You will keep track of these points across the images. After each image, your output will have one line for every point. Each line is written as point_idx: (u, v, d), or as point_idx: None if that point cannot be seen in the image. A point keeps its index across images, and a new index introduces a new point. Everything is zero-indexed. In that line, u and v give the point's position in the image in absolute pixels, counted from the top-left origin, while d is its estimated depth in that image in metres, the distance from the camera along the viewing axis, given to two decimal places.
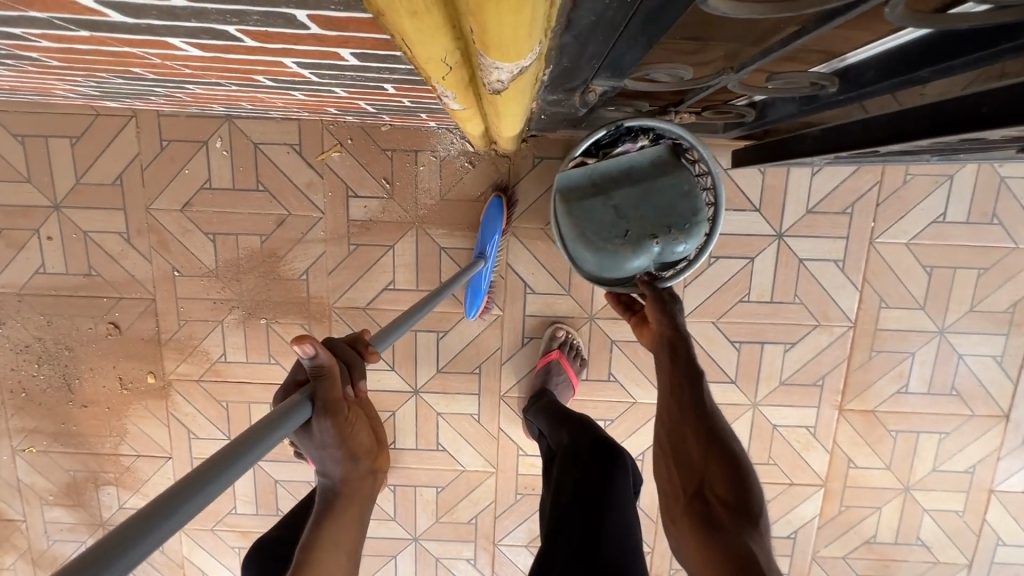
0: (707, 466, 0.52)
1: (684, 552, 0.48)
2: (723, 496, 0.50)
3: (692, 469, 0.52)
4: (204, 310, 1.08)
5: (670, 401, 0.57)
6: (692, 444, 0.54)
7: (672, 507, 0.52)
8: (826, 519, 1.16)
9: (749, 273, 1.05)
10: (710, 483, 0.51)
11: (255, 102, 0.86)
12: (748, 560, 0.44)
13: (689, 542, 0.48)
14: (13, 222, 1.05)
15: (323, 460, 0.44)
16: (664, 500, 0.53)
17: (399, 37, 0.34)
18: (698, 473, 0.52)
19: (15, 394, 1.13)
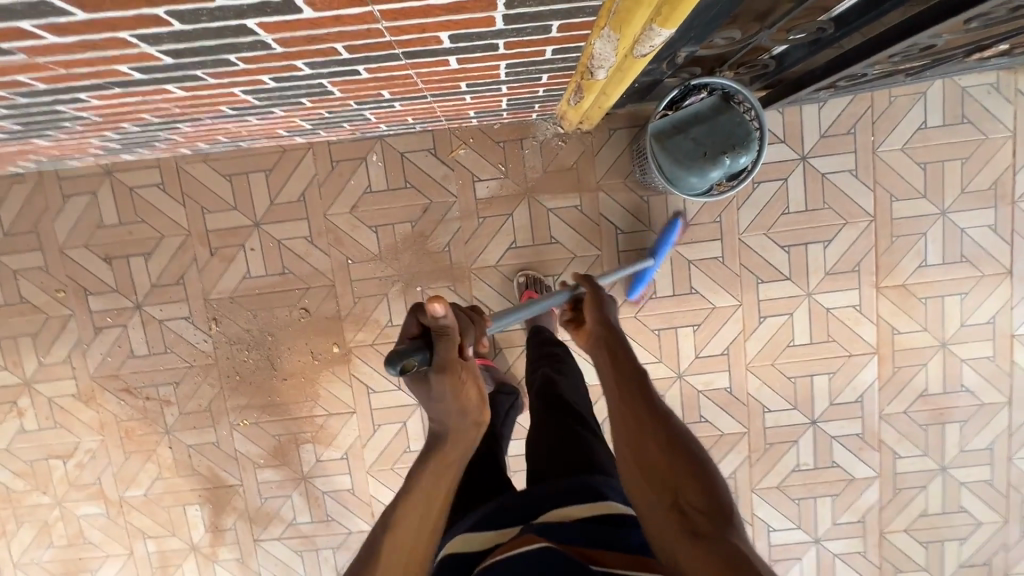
0: (675, 479, 0.63)
1: (673, 553, 0.57)
2: (696, 502, 0.60)
3: (662, 472, 0.64)
4: (373, 287, 1.40)
5: (631, 420, 0.70)
6: (659, 460, 0.65)
7: (658, 515, 0.61)
8: (885, 381, 1.43)
9: (786, 191, 1.36)
10: (684, 495, 0.61)
11: (417, 116, 1.20)
12: (728, 551, 0.55)
13: (677, 545, 0.57)
14: (225, 242, 1.39)
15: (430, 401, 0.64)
16: (647, 513, 0.62)
17: (614, 10, 0.67)
18: (673, 484, 0.62)
19: (231, 378, 1.44)
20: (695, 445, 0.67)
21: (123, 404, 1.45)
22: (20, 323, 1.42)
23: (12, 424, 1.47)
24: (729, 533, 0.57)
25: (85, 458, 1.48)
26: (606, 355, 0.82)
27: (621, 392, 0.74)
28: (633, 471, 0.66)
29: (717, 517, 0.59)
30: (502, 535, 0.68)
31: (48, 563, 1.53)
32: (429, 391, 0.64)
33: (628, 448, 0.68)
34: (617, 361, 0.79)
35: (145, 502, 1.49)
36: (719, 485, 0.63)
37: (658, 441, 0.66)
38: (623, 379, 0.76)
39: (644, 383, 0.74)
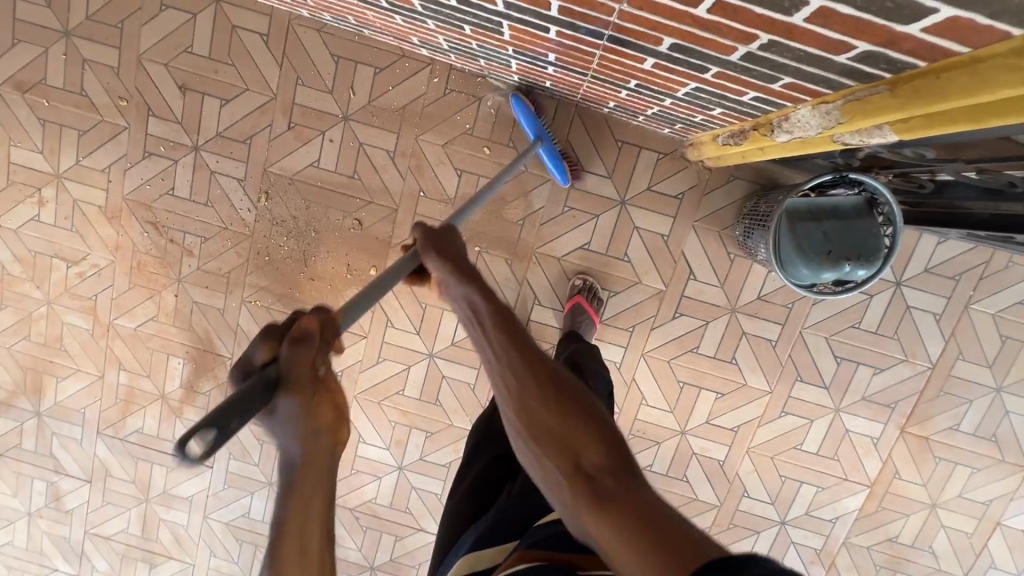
0: (571, 443, 0.57)
1: (592, 532, 0.51)
2: (598, 463, 0.55)
3: (557, 437, 0.58)
4: (433, 228, 1.35)
5: (519, 389, 0.62)
6: (552, 426, 0.59)
7: (563, 495, 0.55)
8: (863, 514, 1.45)
9: (865, 306, 1.33)
10: (584, 455, 0.56)
11: (556, 82, 1.11)
12: (651, 518, 0.49)
13: (597, 521, 0.51)
14: (308, 121, 1.31)
15: (289, 434, 0.49)
16: (556, 492, 0.56)
17: (862, 94, 0.59)
18: (575, 450, 0.57)
19: (260, 256, 1.39)
20: (583, 394, 0.61)
21: (145, 235, 1.40)
22: (72, 114, 1.34)
23: (29, 210, 1.41)
24: (635, 487, 0.53)
25: (90, 272, 1.44)
26: (476, 326, 0.68)
27: (499, 354, 0.65)
28: (529, 442, 0.60)
29: (618, 470, 0.55)
30: (501, 552, 0.71)
31: (18, 353, 1.51)
32: (273, 416, 0.49)
33: (522, 420, 0.61)
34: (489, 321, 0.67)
35: (132, 336, 1.47)
36: (607, 426, 0.59)
37: (541, 401, 0.60)
38: (505, 340, 0.65)
39: (527, 340, 0.65)
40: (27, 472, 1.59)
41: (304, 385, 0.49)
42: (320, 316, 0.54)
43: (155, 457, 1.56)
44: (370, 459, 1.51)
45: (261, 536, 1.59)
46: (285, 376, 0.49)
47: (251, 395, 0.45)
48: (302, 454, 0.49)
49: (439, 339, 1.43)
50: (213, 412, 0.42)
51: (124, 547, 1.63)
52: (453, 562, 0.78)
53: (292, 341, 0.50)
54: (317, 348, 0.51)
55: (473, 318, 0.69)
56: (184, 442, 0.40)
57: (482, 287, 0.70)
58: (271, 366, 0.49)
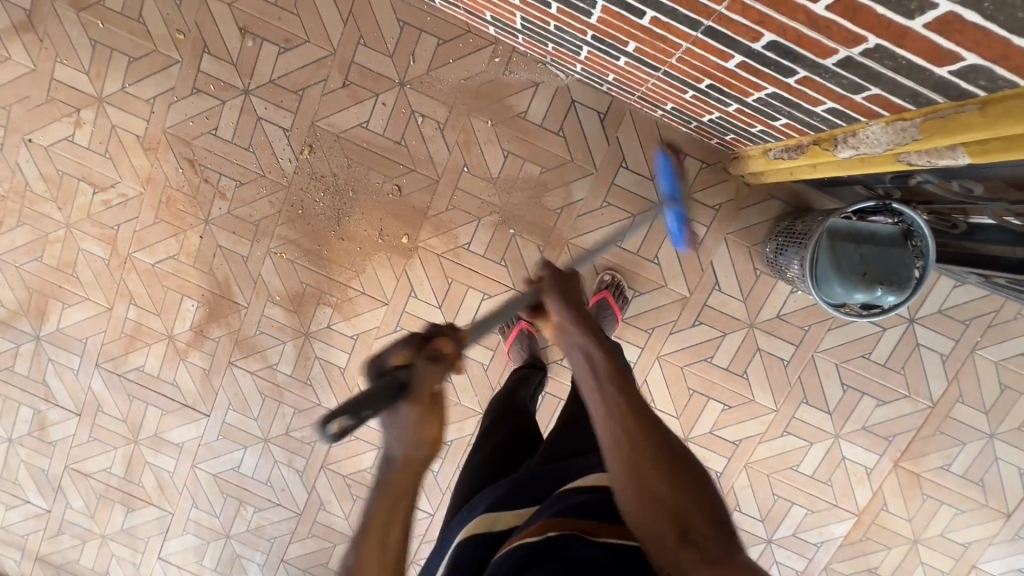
0: (676, 502, 0.55)
1: None
2: (705, 530, 0.53)
3: (665, 499, 0.55)
4: (471, 205, 1.35)
5: (628, 439, 0.60)
6: (659, 483, 0.56)
7: (663, 554, 0.52)
8: (847, 542, 1.48)
9: (877, 338, 1.37)
10: (689, 518, 0.54)
11: (618, 77, 1.13)
12: None
13: None
14: (364, 82, 1.31)
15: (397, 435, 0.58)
16: (651, 549, 0.53)
17: (947, 113, 0.62)
18: (683, 513, 0.54)
19: (293, 208, 1.38)
20: (692, 460, 0.60)
21: (180, 171, 1.38)
22: (125, 41, 1.33)
23: (64, 129, 1.38)
24: (737, 554, 0.52)
25: (116, 200, 1.41)
26: (587, 372, 0.67)
27: (612, 410, 0.62)
28: (629, 492, 0.57)
29: (724, 538, 0.53)
30: (519, 517, 0.69)
31: (26, 273, 1.47)
32: (391, 416, 0.59)
33: (624, 465, 0.59)
34: (604, 370, 0.66)
35: (149, 271, 1.45)
36: (712, 495, 0.57)
37: (653, 459, 0.58)
38: (616, 390, 0.64)
39: (638, 398, 0.64)
40: (16, 397, 1.55)
41: (420, 402, 0.59)
42: (447, 334, 0.64)
43: (151, 398, 1.52)
44: (371, 428, 1.50)
45: (248, 492, 1.56)
46: (411, 384, 0.59)
47: (380, 394, 0.57)
48: (403, 454, 0.58)
49: (459, 316, 1.41)
50: (351, 402, 0.56)
51: (104, 487, 1.59)
52: (467, 518, 0.76)
53: (428, 358, 0.62)
54: (445, 365, 0.62)
55: (589, 368, 0.67)
56: (326, 424, 0.54)
57: (600, 342, 0.69)
58: (400, 373, 0.60)
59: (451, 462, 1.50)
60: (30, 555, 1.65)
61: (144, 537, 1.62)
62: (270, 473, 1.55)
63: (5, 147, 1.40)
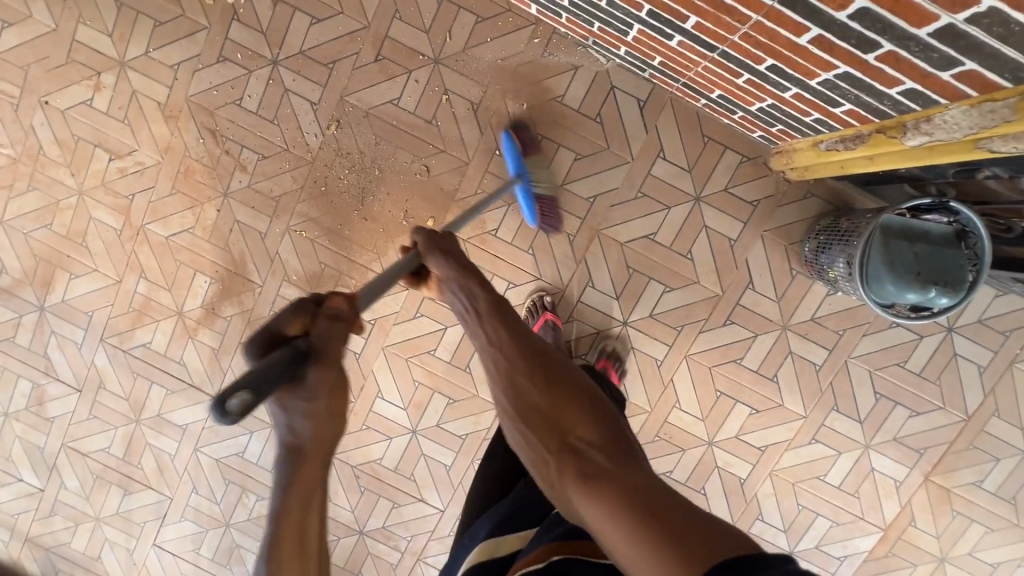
0: (557, 417, 0.61)
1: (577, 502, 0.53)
2: (583, 435, 0.59)
3: (544, 416, 0.62)
4: (501, 190, 1.31)
5: (518, 377, 0.67)
6: (539, 404, 0.63)
7: (548, 465, 0.58)
8: (872, 557, 1.43)
9: (914, 346, 1.32)
10: (572, 432, 0.59)
11: (664, 62, 1.10)
12: (634, 481, 0.51)
13: (577, 484, 0.53)
14: (397, 58, 1.27)
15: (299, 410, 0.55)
16: (543, 468, 0.59)
17: None
18: (561, 425, 0.60)
19: (316, 185, 1.34)
20: (575, 380, 0.66)
21: (201, 142, 1.34)
22: (152, 4, 1.29)
23: (82, 93, 1.33)
24: (621, 457, 0.56)
25: (132, 169, 1.36)
26: (478, 324, 0.75)
27: (501, 351, 0.70)
28: (517, 420, 0.64)
29: (604, 441, 0.58)
30: (523, 539, 0.65)
31: (33, 241, 1.41)
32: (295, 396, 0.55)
33: (507, 396, 0.66)
34: (488, 311, 0.75)
35: (162, 244, 1.39)
36: (603, 411, 0.62)
37: (539, 390, 0.65)
38: (501, 326, 0.73)
39: (525, 336, 0.71)
40: (14, 369, 1.49)
41: (326, 367, 0.57)
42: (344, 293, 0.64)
43: (156, 377, 1.47)
44: (383, 417, 1.44)
45: (251, 479, 1.50)
46: (313, 349, 0.57)
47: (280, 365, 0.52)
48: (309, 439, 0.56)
49: None
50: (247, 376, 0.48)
51: (100, 467, 1.53)
52: (467, 550, 0.70)
53: (328, 318, 0.61)
54: (346, 325, 0.62)
55: (472, 311, 0.77)
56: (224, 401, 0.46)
57: (483, 284, 0.78)
58: (299, 342, 0.56)
59: (464, 457, 1.45)
60: (19, 536, 1.58)
61: (140, 522, 1.55)
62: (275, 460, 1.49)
63: (20, 108, 1.35)
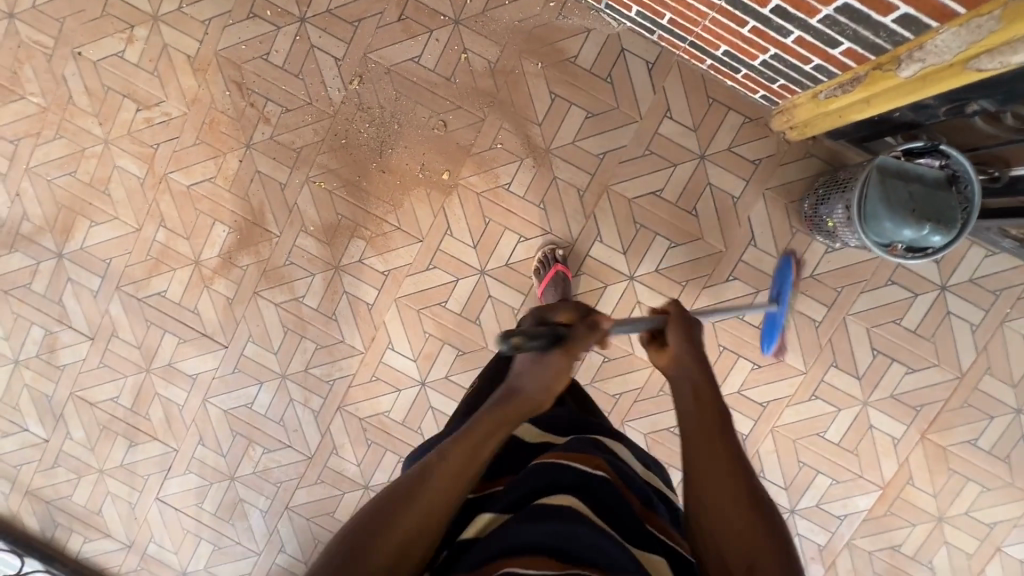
0: (750, 543, 0.55)
1: None
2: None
3: (731, 537, 0.56)
4: (515, 145, 1.37)
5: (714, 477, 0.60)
6: (737, 523, 0.57)
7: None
8: (871, 516, 1.45)
9: (909, 304, 1.37)
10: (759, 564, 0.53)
11: (673, 19, 1.17)
12: None
13: None
14: (419, 18, 1.34)
15: None
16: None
17: None
18: (751, 555, 0.54)
19: (337, 138, 1.39)
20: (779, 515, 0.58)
21: (227, 94, 1.39)
22: None
23: (115, 45, 1.39)
24: None
25: (158, 119, 1.41)
26: (686, 392, 0.69)
27: (704, 433, 0.64)
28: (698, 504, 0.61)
29: None
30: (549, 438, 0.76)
31: (56, 188, 1.45)
32: None
33: (708, 504, 0.60)
34: (707, 393, 0.68)
35: (183, 193, 1.43)
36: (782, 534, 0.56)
37: (733, 502, 0.58)
38: (716, 424, 0.65)
39: (735, 441, 0.64)
40: (28, 316, 1.51)
41: None
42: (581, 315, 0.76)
43: (169, 326, 1.49)
44: (393, 369, 1.46)
45: (259, 432, 1.51)
46: None
47: None
48: None
49: (494, 257, 1.40)
50: None
51: (107, 418, 1.53)
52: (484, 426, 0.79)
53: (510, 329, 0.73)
54: None
55: (691, 393, 0.69)
56: None
57: (710, 376, 0.71)
58: None
59: None
60: (21, 488, 1.57)
61: (144, 474, 1.55)
62: (284, 412, 1.50)
63: (52, 58, 1.40)
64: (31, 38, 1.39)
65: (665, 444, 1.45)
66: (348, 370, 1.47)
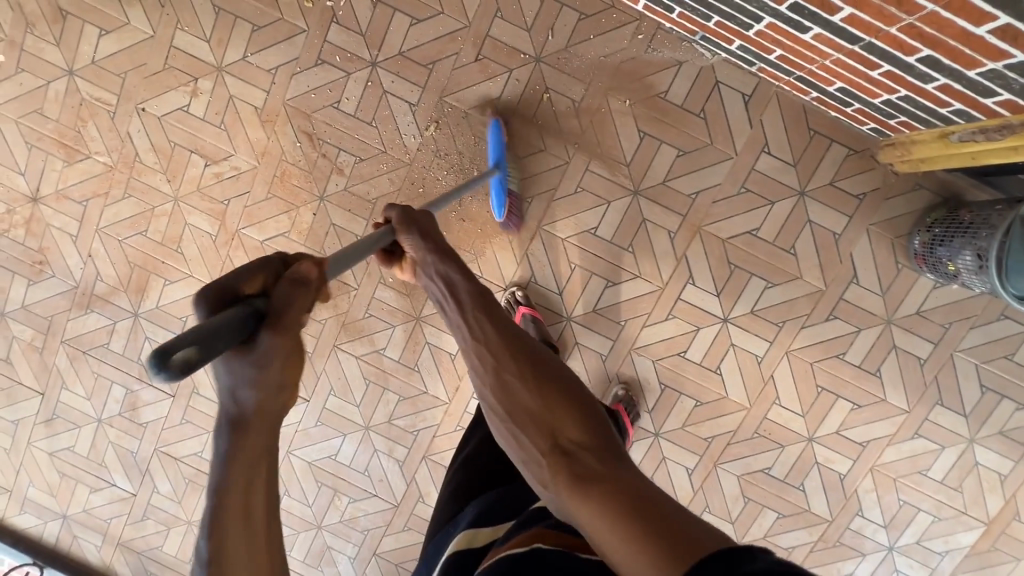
0: (547, 417, 0.60)
1: (582, 516, 0.51)
2: (573, 439, 0.58)
3: (537, 418, 0.61)
4: (602, 189, 1.30)
5: (498, 360, 0.67)
6: (528, 403, 0.62)
7: (541, 471, 0.58)
8: (974, 552, 1.40)
9: (1022, 339, 1.31)
10: (561, 431, 0.59)
11: (784, 56, 1.08)
12: (637, 490, 0.50)
13: (576, 502, 0.52)
14: (498, 57, 1.26)
15: None
16: (534, 466, 0.59)
17: None
18: (551, 425, 0.59)
19: (414, 187, 1.33)
20: (570, 378, 0.64)
21: (298, 145, 1.34)
22: (251, 8, 1.29)
23: (179, 99, 1.33)
24: (613, 463, 0.55)
25: (228, 173, 1.36)
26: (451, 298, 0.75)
27: (474, 331, 0.70)
28: (506, 420, 0.64)
29: (599, 449, 0.56)
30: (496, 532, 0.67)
31: (128, 247, 1.42)
32: None
33: (499, 394, 0.66)
34: (464, 294, 0.73)
35: (257, 248, 1.39)
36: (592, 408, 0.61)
37: (523, 384, 0.64)
38: (482, 315, 0.71)
39: (503, 319, 0.71)
40: (107, 375, 1.50)
41: None
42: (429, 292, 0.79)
43: None
44: None
45: (344, 482, 1.51)
46: None
47: None
48: None
49: (580, 303, 1.35)
50: None
51: (192, 472, 1.54)
52: (450, 538, 0.73)
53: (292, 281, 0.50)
54: None
55: (451, 294, 0.75)
56: None
57: (460, 269, 0.76)
58: None
59: None
60: (110, 540, 1.59)
61: None
62: (368, 462, 1.49)
63: (116, 115, 1.35)
64: (93, 95, 1.34)
65: (758, 486, 1.42)
66: (432, 421, 1.45)
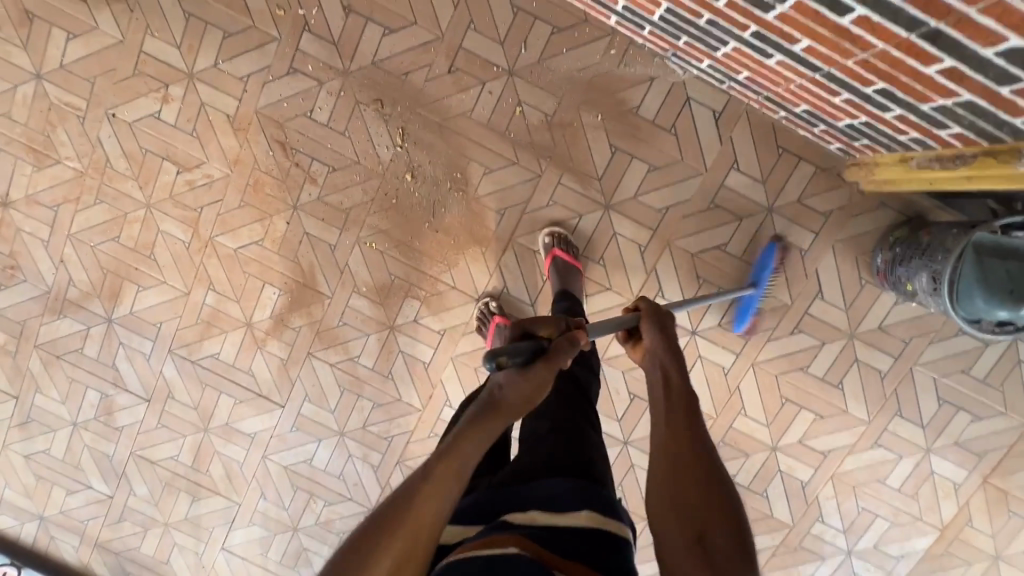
0: (707, 517, 0.58)
1: None
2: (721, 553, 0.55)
3: (688, 510, 0.59)
4: (573, 202, 1.31)
5: (677, 454, 0.63)
6: (691, 495, 0.60)
7: (680, 559, 0.55)
8: (928, 557, 1.45)
9: (978, 353, 1.35)
10: (710, 536, 0.56)
11: (751, 77, 1.09)
12: None
13: None
14: (471, 69, 1.26)
15: None
16: (671, 553, 0.57)
17: None
18: (702, 527, 0.57)
19: (387, 198, 1.34)
20: (728, 483, 0.62)
21: (271, 154, 1.33)
22: (222, 14, 1.27)
23: (150, 105, 1.32)
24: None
25: (201, 181, 1.36)
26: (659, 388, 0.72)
27: (673, 430, 0.66)
28: (668, 479, 0.62)
29: (744, 563, 0.55)
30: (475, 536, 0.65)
31: (101, 253, 1.41)
32: None
33: (661, 475, 0.63)
34: (677, 391, 0.71)
35: (230, 256, 1.39)
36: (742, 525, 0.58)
37: (693, 475, 0.61)
38: (684, 412, 0.68)
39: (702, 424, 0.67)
40: (82, 380, 1.50)
41: None
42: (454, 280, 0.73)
43: (225, 387, 1.48)
44: None
45: (319, 485, 1.53)
46: None
47: None
48: None
49: None
50: None
51: (169, 474, 1.55)
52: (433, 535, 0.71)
53: None
54: None
55: (664, 391, 0.72)
56: None
57: (684, 371, 0.73)
58: None
59: None
60: (88, 541, 1.61)
61: (208, 526, 1.58)
62: (343, 466, 1.51)
63: (86, 120, 1.34)
64: (62, 100, 1.33)
65: None
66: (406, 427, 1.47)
